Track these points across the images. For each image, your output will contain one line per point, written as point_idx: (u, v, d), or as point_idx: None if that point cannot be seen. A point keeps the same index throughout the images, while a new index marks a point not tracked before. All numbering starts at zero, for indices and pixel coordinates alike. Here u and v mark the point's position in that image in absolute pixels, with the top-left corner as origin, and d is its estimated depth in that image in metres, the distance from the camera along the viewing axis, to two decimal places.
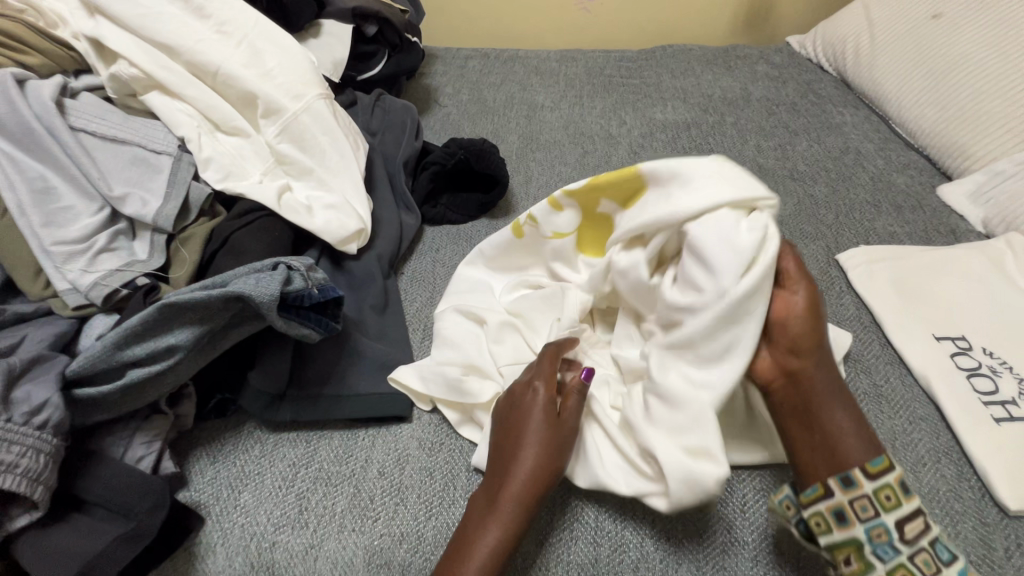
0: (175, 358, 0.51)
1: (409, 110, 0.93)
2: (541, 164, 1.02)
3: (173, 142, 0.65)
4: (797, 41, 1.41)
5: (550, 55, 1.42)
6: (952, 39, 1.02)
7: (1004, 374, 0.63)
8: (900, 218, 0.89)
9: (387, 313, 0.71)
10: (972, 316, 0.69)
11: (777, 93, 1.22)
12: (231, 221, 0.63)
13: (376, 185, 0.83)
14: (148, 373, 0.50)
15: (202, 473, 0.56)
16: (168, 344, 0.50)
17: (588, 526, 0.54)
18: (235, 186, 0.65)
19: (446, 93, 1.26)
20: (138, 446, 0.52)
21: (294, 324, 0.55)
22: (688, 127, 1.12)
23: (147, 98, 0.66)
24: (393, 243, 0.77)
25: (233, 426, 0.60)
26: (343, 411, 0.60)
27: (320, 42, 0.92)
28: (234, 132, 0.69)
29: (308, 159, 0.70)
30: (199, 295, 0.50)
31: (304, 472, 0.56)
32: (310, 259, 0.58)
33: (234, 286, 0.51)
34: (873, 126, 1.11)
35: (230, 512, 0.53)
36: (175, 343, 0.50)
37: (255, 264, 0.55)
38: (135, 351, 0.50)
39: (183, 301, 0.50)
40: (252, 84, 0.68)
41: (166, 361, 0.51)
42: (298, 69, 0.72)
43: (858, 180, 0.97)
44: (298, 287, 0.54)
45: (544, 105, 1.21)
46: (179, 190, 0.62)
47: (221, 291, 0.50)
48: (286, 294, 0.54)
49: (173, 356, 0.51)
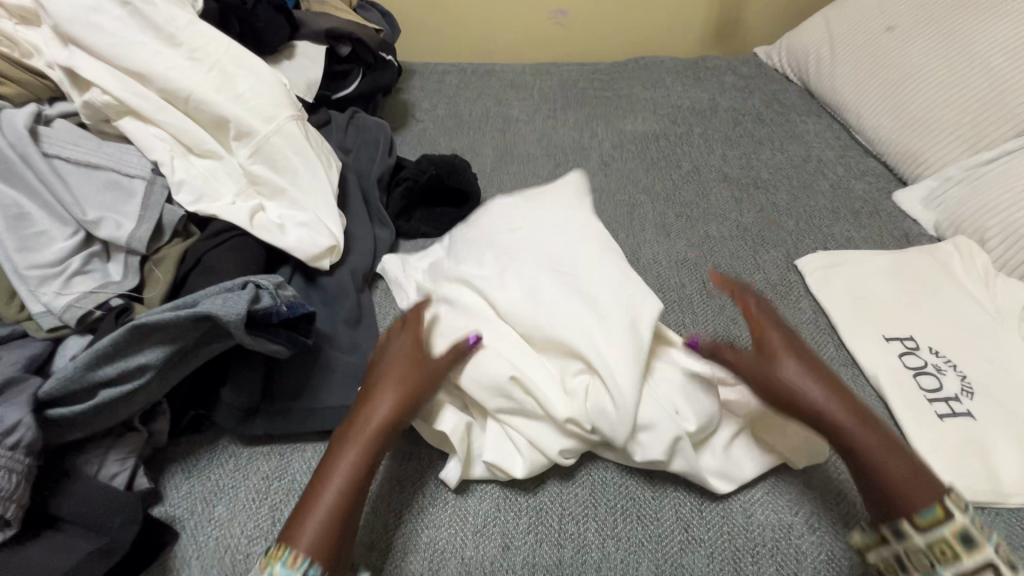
0: (146, 378, 0.53)
1: (383, 127, 0.96)
2: (513, 177, 1.05)
3: (147, 166, 0.67)
4: (764, 52, 1.45)
5: (525, 68, 1.45)
6: (904, 51, 1.06)
7: (948, 373, 0.66)
8: (857, 224, 0.93)
9: (360, 327, 0.73)
10: (921, 317, 0.73)
11: (743, 103, 1.26)
12: (204, 241, 0.65)
13: (350, 202, 0.85)
14: (120, 392, 0.52)
15: (177, 488, 0.57)
16: (138, 364, 0.52)
17: (552, 528, 0.56)
18: (208, 208, 0.67)
19: (423, 108, 1.29)
20: (111, 463, 0.53)
21: (262, 341, 0.56)
22: (657, 139, 1.15)
23: (121, 123, 0.68)
24: (366, 258, 0.79)
25: (209, 441, 0.61)
26: (316, 425, 0.62)
27: (294, 64, 0.94)
28: (207, 154, 0.71)
29: (280, 179, 0.72)
30: (168, 316, 0.52)
31: (276, 484, 0.58)
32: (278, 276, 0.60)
33: (202, 306, 0.53)
34: (834, 134, 1.15)
35: (204, 526, 0.55)
36: (145, 363, 0.52)
37: (224, 283, 0.57)
38: (106, 372, 0.51)
39: (153, 322, 0.52)
40: (224, 108, 0.70)
41: (138, 380, 0.53)
42: (269, 91, 0.74)
43: (819, 187, 1.00)
44: (266, 305, 0.56)
45: (518, 118, 1.24)
46: (152, 213, 0.64)
47: (186, 312, 0.52)
48: (254, 310, 0.56)
49: (144, 375, 0.53)
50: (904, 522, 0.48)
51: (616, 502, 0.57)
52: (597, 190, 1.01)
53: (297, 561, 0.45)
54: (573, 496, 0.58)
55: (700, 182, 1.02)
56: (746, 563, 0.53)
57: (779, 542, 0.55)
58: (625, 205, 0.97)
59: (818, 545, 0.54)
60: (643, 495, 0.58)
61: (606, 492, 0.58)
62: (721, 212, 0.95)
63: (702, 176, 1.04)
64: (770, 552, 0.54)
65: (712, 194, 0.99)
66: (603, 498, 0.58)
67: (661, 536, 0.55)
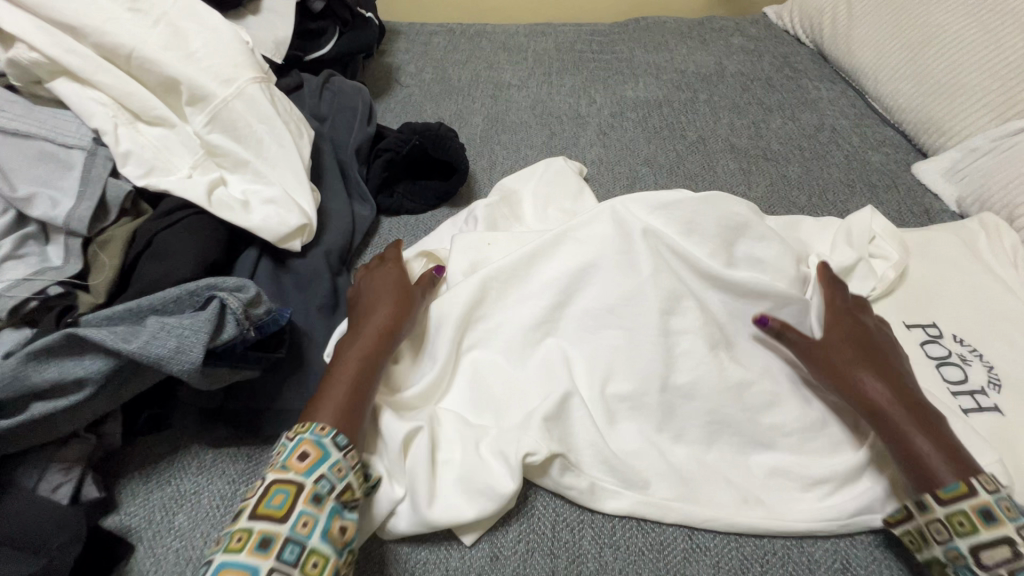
0: (85, 393, 0.46)
1: (361, 91, 0.88)
2: (506, 147, 0.97)
3: (86, 135, 0.59)
4: (774, 13, 1.35)
5: (519, 29, 1.34)
6: (928, 9, 0.98)
7: (973, 363, 0.62)
8: (874, 199, 0.86)
9: (337, 313, 0.66)
10: (943, 302, 0.68)
11: (752, 67, 1.18)
12: (155, 220, 0.58)
13: (325, 175, 0.77)
14: (55, 406, 0.45)
15: (133, 496, 0.52)
16: (74, 378, 0.45)
17: (545, 536, 0.51)
18: (159, 182, 0.59)
19: (408, 72, 1.19)
20: (54, 473, 0.48)
21: (223, 371, 0.50)
22: (660, 105, 1.07)
23: (54, 85, 0.60)
24: (343, 238, 0.72)
25: (168, 443, 0.56)
26: (287, 428, 0.56)
27: (260, 19, 0.85)
28: (157, 121, 0.63)
29: (242, 149, 0.65)
30: (114, 346, 0.45)
31: (243, 490, 0.54)
32: (248, 287, 0.51)
33: (148, 330, 0.46)
34: (848, 101, 1.08)
35: (162, 536, 0.50)
36: (84, 376, 0.46)
37: (202, 315, 0.48)
38: (38, 386, 0.45)
39: (93, 337, 0.45)
40: (174, 68, 0.62)
41: (75, 395, 0.46)
42: (227, 50, 0.66)
43: (833, 158, 0.93)
44: (230, 336, 0.49)
45: (511, 83, 1.15)
46: (93, 188, 0.56)
47: (128, 352, 0.45)
48: (216, 346, 0.49)
49: (83, 390, 0.46)
50: (926, 495, 0.45)
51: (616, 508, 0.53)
52: (595, 161, 0.94)
53: (326, 430, 0.47)
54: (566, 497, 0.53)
55: (706, 154, 0.95)
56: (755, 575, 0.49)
57: (791, 549, 0.50)
58: (625, 177, 0.91)
59: (834, 552, 0.50)
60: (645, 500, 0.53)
61: None
62: (728, 185, 0.89)
63: (708, 147, 0.97)
64: (780, 562, 0.50)
65: (719, 167, 0.92)
66: None
67: (663, 544, 0.51)
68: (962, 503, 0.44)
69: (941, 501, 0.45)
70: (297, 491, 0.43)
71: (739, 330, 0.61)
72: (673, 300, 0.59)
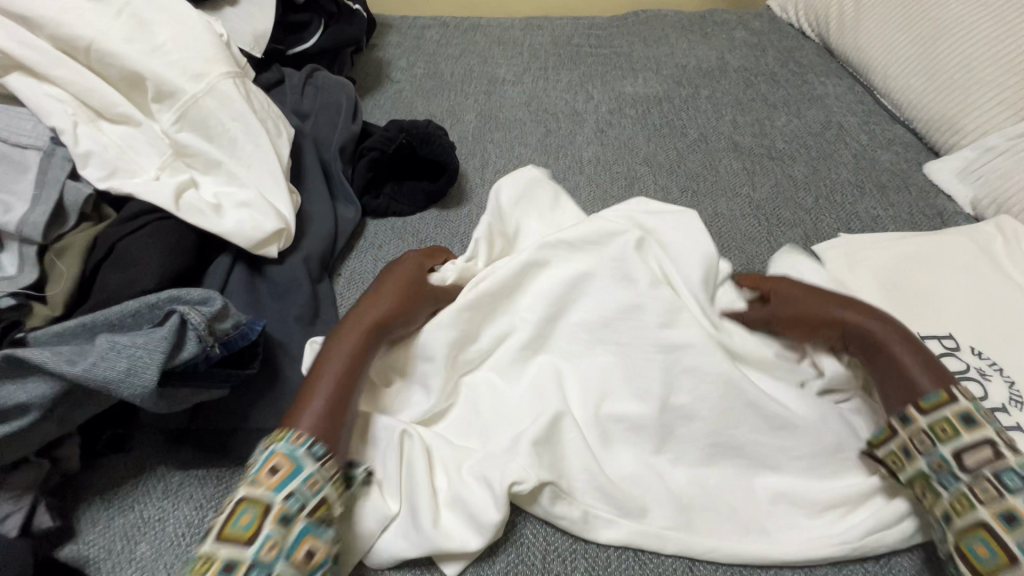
0: (29, 419, 0.42)
1: (346, 87, 0.84)
2: (499, 145, 0.93)
3: (44, 134, 0.55)
4: (778, 6, 1.31)
5: (514, 22, 1.30)
6: (940, 1, 0.94)
7: (993, 378, 0.58)
8: (883, 200, 0.82)
9: (317, 323, 0.62)
10: (960, 311, 0.64)
11: (756, 62, 1.14)
12: (117, 225, 0.54)
13: (307, 175, 0.73)
14: None
15: (93, 523, 0.49)
16: (16, 403, 0.42)
17: (535, 568, 0.47)
18: (122, 184, 0.55)
19: (399, 67, 1.15)
20: (1, 502, 0.44)
21: (185, 391, 0.47)
22: (660, 102, 1.03)
23: (8, 81, 0.56)
24: (324, 242, 0.68)
25: (132, 463, 0.52)
26: (260, 448, 0.52)
27: (239, 11, 0.81)
28: (122, 119, 0.59)
29: (214, 149, 0.61)
30: (57, 370, 0.42)
31: (211, 516, 0.50)
32: (212, 300, 0.48)
33: (98, 351, 0.43)
34: (856, 97, 1.04)
35: (122, 568, 0.46)
36: (27, 400, 0.42)
37: (157, 332, 0.45)
38: None
39: (36, 361, 0.42)
40: (139, 62, 0.58)
41: (17, 421, 0.42)
42: (198, 43, 0.62)
43: (840, 157, 0.89)
44: (190, 354, 0.46)
45: (505, 78, 1.11)
46: (49, 190, 0.52)
47: (72, 377, 0.42)
48: (174, 365, 0.46)
49: (27, 415, 0.42)
50: (912, 409, 0.47)
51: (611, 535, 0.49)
52: (592, 160, 0.90)
53: (300, 440, 0.44)
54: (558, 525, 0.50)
55: (708, 153, 0.91)
56: None
57: None
58: (623, 177, 0.87)
59: None
60: None
61: None
62: (731, 185, 0.85)
63: (710, 145, 0.93)
64: None
65: (721, 166, 0.88)
66: None
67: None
68: (945, 411, 0.46)
69: (925, 411, 0.46)
70: (265, 509, 0.40)
71: (742, 343, 0.57)
72: (673, 311, 0.55)
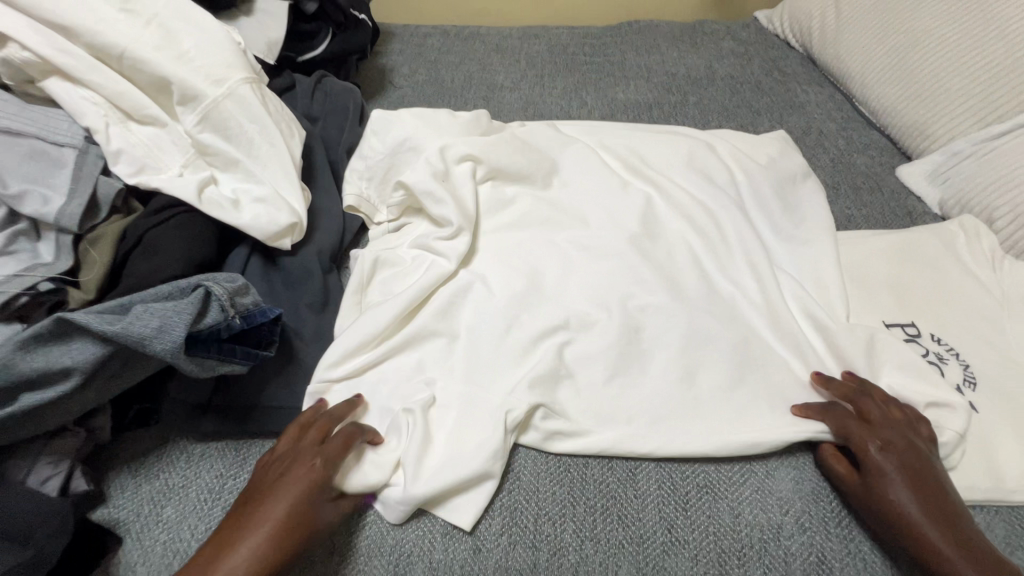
0: (72, 383, 0.47)
1: (352, 93, 0.89)
2: None
3: (77, 133, 0.60)
4: (764, 16, 1.37)
5: (512, 31, 1.36)
6: (913, 13, 0.99)
7: (950, 362, 0.64)
8: (858, 201, 0.88)
9: (327, 311, 0.66)
10: (923, 302, 0.69)
11: (742, 71, 1.19)
12: (146, 217, 0.59)
13: (317, 174, 0.78)
14: (42, 398, 0.46)
15: (123, 489, 0.53)
16: (63, 366, 0.46)
17: (527, 529, 0.52)
18: (150, 181, 0.60)
19: (401, 73, 1.20)
20: (42, 466, 0.49)
21: (209, 363, 0.52)
22: (649, 108, 1.08)
23: (45, 85, 0.61)
24: (334, 237, 0.72)
25: (157, 438, 0.57)
26: (275, 424, 0.57)
27: (253, 21, 0.86)
28: (148, 120, 0.64)
29: (233, 149, 0.66)
30: (98, 329, 0.46)
31: (231, 484, 0.54)
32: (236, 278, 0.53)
33: (134, 315, 0.47)
34: (836, 105, 1.09)
35: (150, 529, 0.51)
36: (71, 365, 0.46)
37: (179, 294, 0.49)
38: (24, 376, 0.45)
39: (79, 320, 0.46)
40: (165, 68, 0.63)
41: (62, 385, 0.47)
42: (219, 50, 0.67)
43: (819, 161, 0.95)
44: (214, 321, 0.51)
45: (503, 85, 1.16)
46: (84, 185, 0.57)
47: (110, 333, 0.46)
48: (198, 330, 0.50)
49: (70, 379, 0.47)
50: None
51: (596, 502, 0.54)
52: None
53: None
54: (548, 492, 0.55)
55: None
56: (731, 567, 0.50)
57: (768, 543, 0.51)
58: None
59: (808, 546, 0.52)
60: (626, 494, 0.54)
61: (586, 493, 0.55)
62: None
63: None
64: (757, 554, 0.51)
65: None
66: (581, 496, 0.54)
67: (643, 536, 0.52)
68: None
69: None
70: None
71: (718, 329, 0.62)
72: None
